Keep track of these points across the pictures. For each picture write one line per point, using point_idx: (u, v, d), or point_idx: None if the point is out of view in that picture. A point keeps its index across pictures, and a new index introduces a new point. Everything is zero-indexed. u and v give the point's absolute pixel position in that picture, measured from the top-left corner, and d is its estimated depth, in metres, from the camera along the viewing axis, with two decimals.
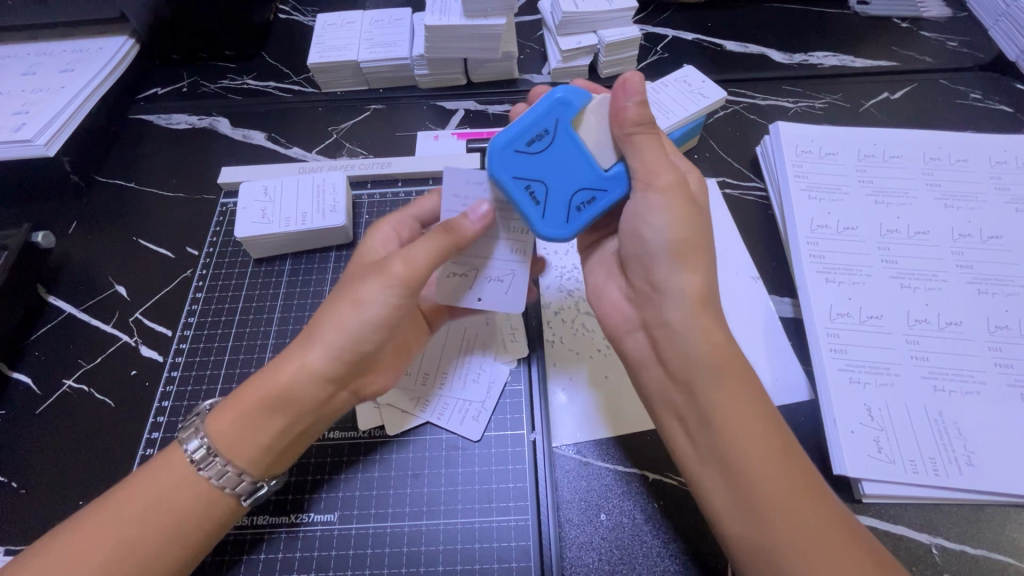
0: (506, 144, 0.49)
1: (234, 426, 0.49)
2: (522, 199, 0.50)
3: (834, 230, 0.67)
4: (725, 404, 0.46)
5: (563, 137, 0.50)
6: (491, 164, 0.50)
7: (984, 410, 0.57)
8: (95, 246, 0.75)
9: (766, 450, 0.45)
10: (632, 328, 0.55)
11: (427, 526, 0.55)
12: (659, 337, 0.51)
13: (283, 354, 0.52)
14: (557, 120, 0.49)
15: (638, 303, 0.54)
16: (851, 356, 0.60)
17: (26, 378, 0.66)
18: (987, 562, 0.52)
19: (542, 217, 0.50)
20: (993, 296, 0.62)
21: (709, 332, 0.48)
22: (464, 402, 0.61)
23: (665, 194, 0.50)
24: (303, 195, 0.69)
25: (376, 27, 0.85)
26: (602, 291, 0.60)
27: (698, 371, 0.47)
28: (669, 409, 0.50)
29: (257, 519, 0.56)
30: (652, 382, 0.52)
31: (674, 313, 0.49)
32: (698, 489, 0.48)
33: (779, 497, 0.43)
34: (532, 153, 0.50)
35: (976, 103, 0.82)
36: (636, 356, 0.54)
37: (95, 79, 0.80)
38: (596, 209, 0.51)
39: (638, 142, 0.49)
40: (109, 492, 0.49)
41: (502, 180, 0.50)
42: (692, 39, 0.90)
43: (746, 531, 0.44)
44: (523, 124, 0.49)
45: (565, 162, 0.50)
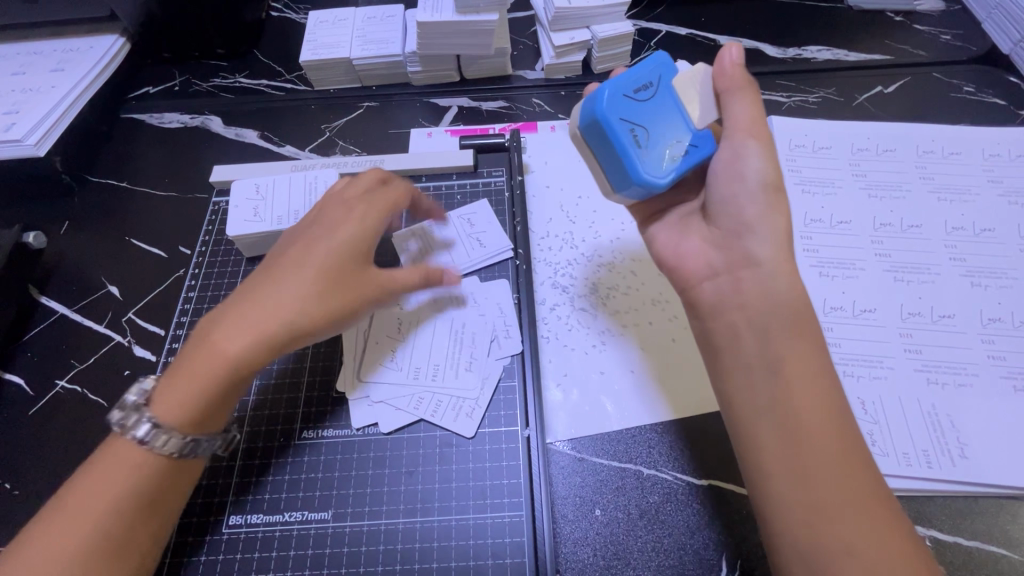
0: (617, 86, 0.51)
1: (182, 400, 0.48)
2: (626, 139, 0.50)
3: (827, 224, 0.67)
4: (795, 354, 0.46)
5: (663, 91, 0.53)
6: (600, 102, 0.50)
7: (976, 402, 0.57)
8: (87, 246, 0.75)
9: (826, 407, 0.45)
10: (711, 274, 0.53)
11: (421, 523, 0.55)
12: (746, 277, 0.50)
13: (245, 327, 0.49)
14: (660, 78, 0.53)
15: (722, 247, 0.53)
16: (844, 350, 0.60)
17: (19, 379, 0.66)
18: (980, 553, 0.52)
19: (642, 161, 0.51)
20: (986, 289, 0.63)
21: (794, 281, 0.48)
22: (457, 399, 0.61)
23: (762, 138, 0.51)
24: (295, 193, 0.69)
25: (369, 24, 0.84)
26: (677, 245, 0.57)
27: (779, 317, 0.48)
28: (735, 359, 0.49)
29: (250, 518, 0.56)
30: (721, 327, 0.51)
31: (765, 251, 0.49)
32: (749, 445, 0.47)
33: (831, 453, 0.43)
34: (637, 101, 0.51)
35: (970, 96, 0.82)
36: (708, 304, 0.52)
37: (86, 79, 0.80)
38: (689, 161, 0.52)
39: (741, 96, 0.52)
40: (64, 491, 0.47)
41: (609, 120, 0.50)
42: (685, 34, 0.90)
43: (793, 486, 0.44)
44: (632, 74, 0.52)
45: (663, 115, 0.52)
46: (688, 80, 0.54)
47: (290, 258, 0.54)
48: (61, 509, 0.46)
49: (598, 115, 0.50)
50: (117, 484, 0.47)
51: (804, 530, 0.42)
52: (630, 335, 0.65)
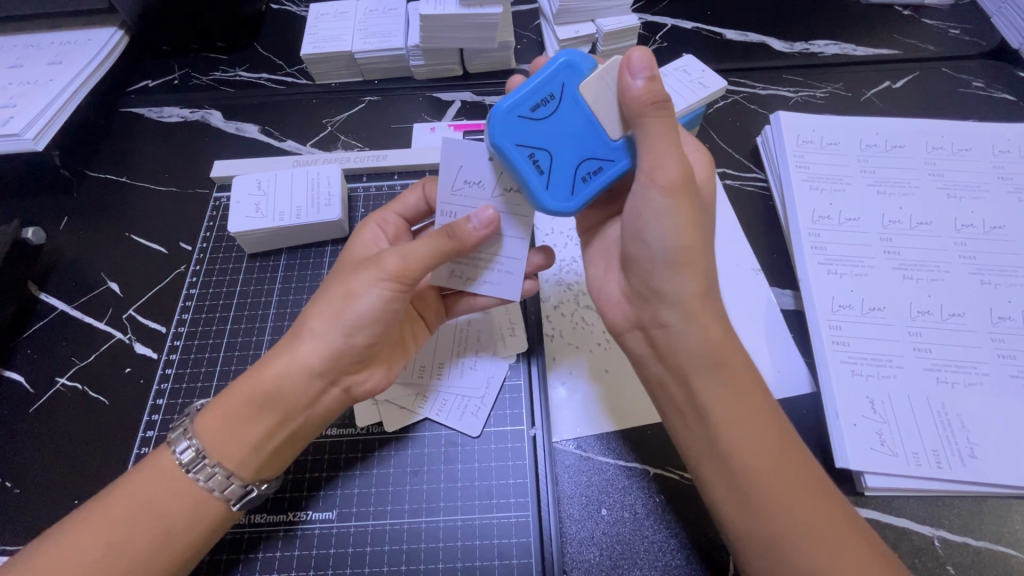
0: (510, 107, 0.46)
1: (223, 424, 0.49)
2: (524, 166, 0.47)
3: (836, 221, 0.67)
4: (719, 398, 0.46)
5: (568, 103, 0.47)
6: (492, 131, 0.47)
7: (986, 401, 0.56)
8: (87, 241, 0.74)
9: (762, 448, 0.44)
10: (629, 327, 0.53)
11: (427, 523, 0.55)
12: (658, 338, 0.49)
13: (272, 351, 0.52)
14: (563, 85, 0.47)
15: (634, 303, 0.52)
16: (853, 348, 0.60)
17: (19, 376, 0.65)
18: (989, 554, 0.52)
19: (545, 189, 0.47)
20: (996, 287, 0.62)
21: (707, 330, 0.47)
22: (464, 398, 0.60)
23: (668, 194, 0.45)
24: (297, 189, 0.68)
25: (370, 17, 0.83)
26: (603, 281, 0.57)
27: (696, 368, 0.46)
28: (668, 403, 0.50)
29: (255, 518, 0.55)
30: (651, 377, 0.51)
31: (672, 315, 0.47)
32: (697, 483, 0.48)
33: (776, 492, 0.43)
34: (536, 120, 0.47)
35: (979, 92, 0.81)
36: (633, 354, 0.53)
37: (85, 71, 0.78)
38: (601, 181, 0.48)
39: (647, 128, 0.45)
40: (103, 492, 0.48)
41: (504, 147, 0.47)
42: (691, 27, 0.88)
43: (744, 525, 0.44)
44: (528, 88, 0.47)
45: (569, 131, 0.47)
46: (597, 87, 0.46)
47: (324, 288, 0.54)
48: (94, 512, 0.47)
49: (493, 143, 0.47)
50: (145, 497, 0.47)
51: (764, 558, 0.43)
52: None
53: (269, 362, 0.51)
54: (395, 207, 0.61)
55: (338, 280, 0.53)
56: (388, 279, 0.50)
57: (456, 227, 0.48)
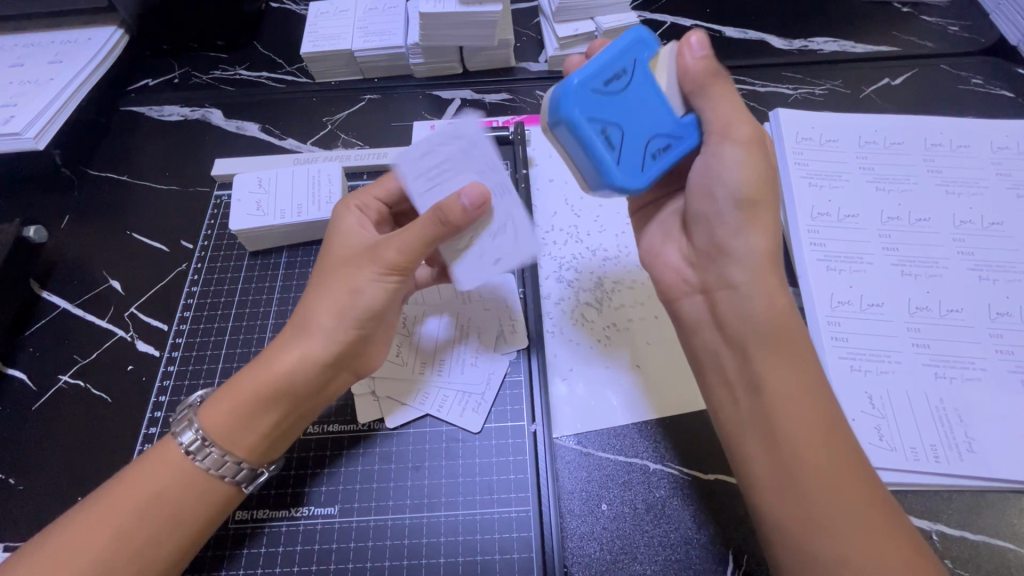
0: (586, 81, 0.46)
1: (229, 419, 0.49)
2: (599, 141, 0.46)
3: (835, 218, 0.67)
4: (776, 369, 0.45)
5: (640, 76, 0.48)
6: (568, 103, 0.45)
7: (984, 396, 0.57)
8: (89, 239, 0.74)
9: (813, 424, 0.44)
10: (690, 290, 0.53)
11: (428, 518, 0.55)
12: (721, 299, 0.49)
13: (274, 344, 0.52)
14: (635, 61, 0.48)
15: (696, 266, 0.52)
16: (852, 344, 0.60)
17: (21, 374, 0.65)
18: (987, 547, 0.53)
19: (617, 164, 0.47)
20: (994, 283, 0.62)
21: (771, 296, 0.47)
22: (464, 393, 0.61)
23: (742, 148, 0.47)
24: (298, 187, 0.69)
25: (370, 16, 0.83)
26: (660, 251, 0.57)
27: (757, 335, 0.46)
28: (718, 372, 0.50)
29: (256, 514, 0.56)
30: (702, 344, 0.51)
31: (739, 274, 0.48)
32: (737, 454, 0.47)
33: (823, 470, 0.42)
34: (610, 94, 0.46)
35: (977, 88, 0.81)
36: (690, 319, 0.53)
37: (85, 70, 0.79)
38: (672, 156, 0.49)
39: (716, 93, 0.47)
40: (107, 484, 0.48)
41: (580, 121, 0.45)
42: (691, 25, 0.89)
43: (782, 501, 0.43)
44: (602, 62, 0.46)
45: (640, 106, 0.48)
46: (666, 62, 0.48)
47: (323, 280, 0.53)
48: (99, 503, 0.47)
49: (568, 117, 0.45)
50: (149, 487, 0.47)
51: (802, 538, 0.42)
52: (635, 329, 0.64)
53: (275, 357, 0.51)
54: (375, 191, 0.59)
55: (337, 271, 0.53)
56: (391, 271, 0.51)
57: (446, 205, 0.48)
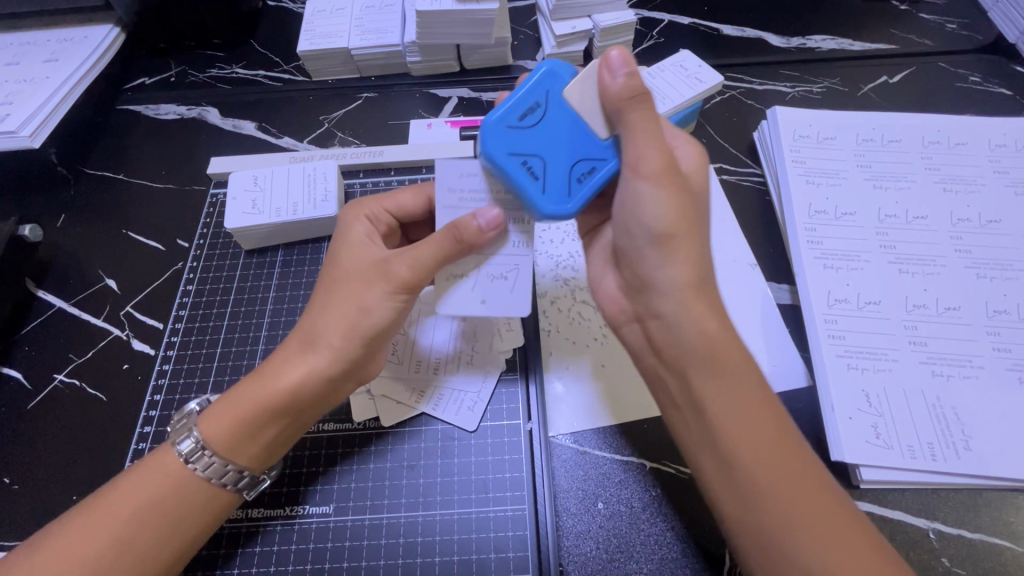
0: (497, 120, 0.47)
1: (232, 434, 0.49)
2: (519, 173, 0.47)
3: (832, 216, 0.67)
4: (717, 393, 0.45)
5: (555, 107, 0.48)
6: (484, 142, 0.48)
7: (981, 394, 0.57)
8: (84, 238, 0.74)
9: (758, 446, 0.43)
10: (628, 319, 0.53)
11: (424, 517, 0.55)
12: (654, 330, 0.48)
13: (278, 356, 0.51)
14: (547, 92, 0.48)
15: (631, 295, 0.52)
16: (849, 342, 0.60)
17: (16, 373, 0.65)
18: (984, 545, 0.52)
19: (543, 194, 0.48)
20: (992, 281, 0.62)
21: (703, 322, 0.45)
22: (459, 394, 0.61)
23: (655, 180, 0.45)
24: (293, 185, 0.68)
25: (367, 14, 0.83)
26: (601, 279, 0.57)
27: (693, 363, 0.45)
28: (666, 397, 0.49)
29: (251, 513, 0.56)
30: (648, 369, 0.51)
31: (665, 306, 0.46)
32: (696, 475, 0.47)
33: (774, 490, 0.42)
34: (524, 129, 0.48)
35: (975, 86, 0.81)
36: (632, 346, 0.53)
37: (81, 68, 0.78)
38: (597, 180, 0.48)
39: (631, 120, 0.45)
40: (105, 488, 0.48)
41: (497, 157, 0.47)
42: (689, 23, 0.88)
43: (738, 521, 0.44)
44: (512, 100, 0.48)
45: (557, 135, 0.48)
46: (581, 87, 0.47)
47: (330, 291, 0.52)
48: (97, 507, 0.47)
49: (486, 155, 0.47)
50: (146, 492, 0.47)
51: (761, 556, 0.43)
52: None
53: (281, 372, 0.50)
54: (386, 203, 0.59)
55: (343, 284, 0.52)
56: (402, 289, 0.50)
57: (463, 223, 0.48)
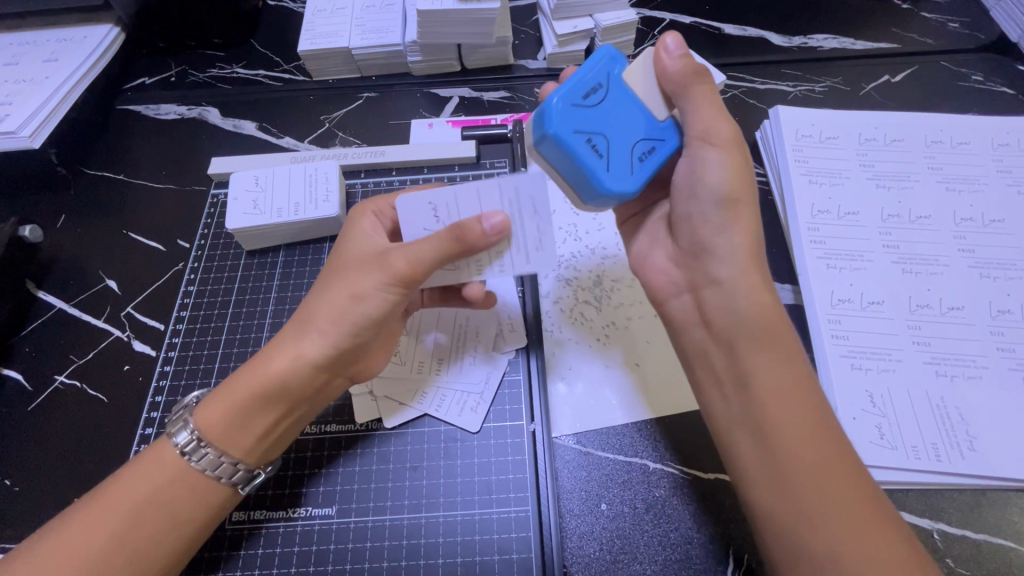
0: (564, 95, 0.45)
1: (225, 419, 0.49)
2: (585, 151, 0.46)
3: (835, 215, 0.66)
4: (762, 365, 0.45)
5: (614, 90, 0.48)
6: (548, 119, 0.45)
7: (985, 394, 0.56)
8: (85, 239, 0.74)
9: (801, 422, 0.43)
10: (677, 291, 0.53)
11: (426, 518, 0.55)
12: (708, 296, 0.50)
13: (271, 344, 0.52)
14: (609, 75, 0.48)
15: (683, 265, 0.53)
16: (853, 342, 0.60)
17: (16, 374, 0.65)
18: (988, 546, 0.52)
19: (607, 171, 0.46)
20: (995, 280, 0.62)
21: (756, 293, 0.47)
22: (464, 393, 0.60)
23: (723, 147, 0.48)
24: (295, 185, 0.68)
25: (367, 13, 0.83)
26: (647, 255, 0.57)
27: (744, 333, 0.46)
28: (707, 371, 0.50)
29: (253, 515, 0.55)
30: (692, 342, 0.51)
31: (724, 270, 0.48)
32: (729, 453, 0.47)
33: (812, 467, 0.42)
34: (590, 107, 0.46)
35: (978, 85, 0.81)
36: (678, 319, 0.53)
37: (81, 69, 0.78)
38: (656, 160, 0.48)
39: (695, 94, 0.48)
40: (103, 484, 0.48)
41: (563, 134, 0.45)
42: (690, 22, 0.88)
43: (770, 497, 0.43)
44: (576, 79, 0.47)
45: (620, 115, 0.48)
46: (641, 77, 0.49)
47: (325, 282, 0.53)
48: (96, 502, 0.47)
49: (552, 130, 0.45)
50: (146, 487, 0.47)
51: (789, 533, 0.42)
52: (634, 327, 0.64)
53: (272, 359, 0.50)
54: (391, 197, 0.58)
55: (339, 272, 0.53)
56: (395, 283, 0.50)
57: (466, 227, 0.47)
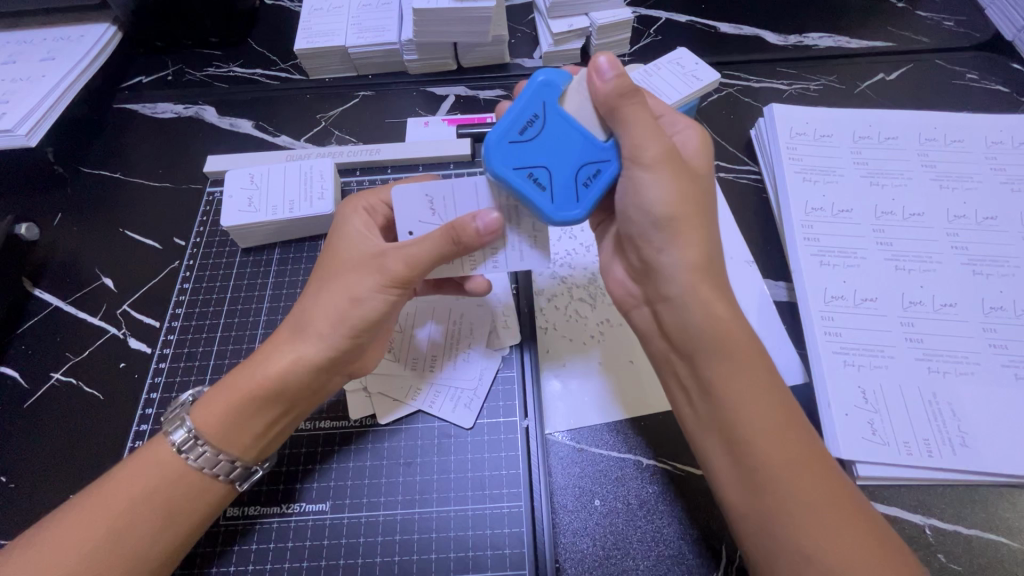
0: (501, 136, 0.47)
1: (223, 419, 0.49)
2: (526, 187, 0.47)
3: (829, 213, 0.67)
4: (724, 374, 0.45)
5: (552, 118, 0.48)
6: (489, 160, 0.47)
7: (977, 391, 0.57)
8: (81, 237, 0.74)
9: (766, 429, 0.43)
10: (638, 302, 0.54)
11: (420, 514, 0.55)
12: (662, 310, 0.50)
13: (270, 345, 0.52)
14: (544, 103, 0.48)
15: (640, 280, 0.53)
16: (846, 339, 0.60)
17: (13, 371, 0.65)
18: (980, 541, 0.52)
19: (551, 203, 0.48)
20: (988, 277, 0.62)
21: (711, 305, 0.46)
22: (455, 390, 0.61)
23: (655, 168, 0.46)
24: (291, 183, 0.68)
25: (364, 12, 0.83)
26: (610, 266, 0.58)
27: (701, 344, 0.46)
28: (675, 378, 0.50)
29: (247, 510, 0.56)
30: (658, 350, 0.52)
31: (672, 288, 0.47)
32: (702, 457, 0.48)
33: (780, 473, 0.42)
34: (526, 141, 0.47)
35: (973, 83, 0.81)
36: (642, 328, 0.54)
37: (78, 67, 0.78)
38: (602, 183, 0.48)
39: (624, 114, 0.46)
40: (99, 481, 0.48)
41: (502, 172, 0.47)
42: (686, 21, 0.88)
43: (743, 502, 0.44)
44: (512, 113, 0.47)
45: (559, 144, 0.48)
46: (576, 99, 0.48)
47: (323, 281, 0.53)
48: (91, 499, 0.47)
49: (493, 171, 0.47)
50: (142, 484, 0.47)
51: (762, 538, 0.42)
52: (628, 325, 0.64)
53: (270, 360, 0.50)
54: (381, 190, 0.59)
55: (339, 271, 0.53)
56: (394, 285, 0.51)
57: (460, 224, 0.48)
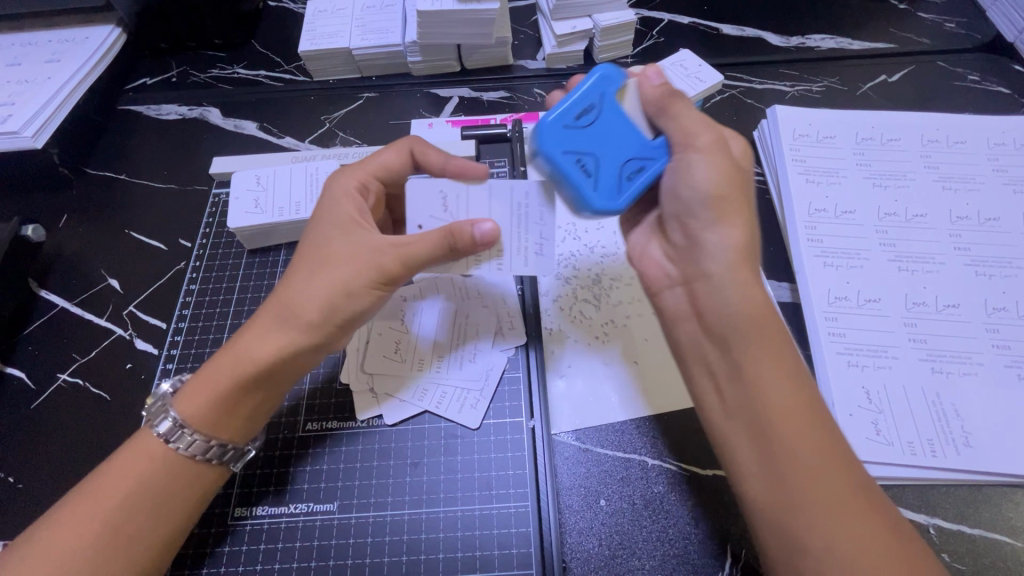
0: (558, 118, 0.49)
1: (209, 406, 0.49)
2: (574, 171, 0.48)
3: (832, 214, 0.67)
4: (755, 360, 0.46)
5: (607, 112, 0.50)
6: (541, 139, 0.48)
7: (980, 391, 0.57)
8: (86, 238, 0.74)
9: (794, 415, 0.44)
10: (670, 284, 0.54)
11: (427, 514, 0.55)
12: (700, 290, 0.50)
13: (250, 328, 0.51)
14: (602, 95, 0.50)
15: (677, 261, 0.53)
16: (850, 340, 0.60)
17: (19, 372, 0.65)
18: (983, 541, 0.53)
19: (594, 191, 0.49)
20: (990, 278, 0.62)
21: (749, 291, 0.47)
22: (464, 390, 0.61)
23: (708, 152, 0.48)
24: (296, 184, 0.69)
25: (368, 13, 0.83)
26: (643, 250, 0.58)
27: (736, 329, 0.47)
28: (701, 364, 0.50)
29: (256, 511, 0.56)
30: (685, 333, 0.52)
31: (714, 266, 0.48)
32: (722, 444, 0.48)
33: (806, 459, 0.42)
34: (580, 128, 0.49)
35: (975, 85, 0.81)
36: (670, 310, 0.54)
37: (82, 69, 0.79)
38: (645, 179, 0.50)
39: (675, 110, 0.49)
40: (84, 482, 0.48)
41: (553, 154, 0.48)
42: (688, 22, 0.89)
43: (763, 488, 0.44)
44: (571, 99, 0.49)
45: (610, 136, 0.50)
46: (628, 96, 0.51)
47: (303, 264, 0.53)
48: (82, 494, 0.47)
49: (543, 151, 0.48)
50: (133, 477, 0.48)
51: (780, 524, 0.42)
52: (633, 326, 0.64)
53: (253, 345, 0.50)
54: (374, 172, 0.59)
55: (322, 255, 0.52)
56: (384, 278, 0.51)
57: (458, 229, 0.49)
